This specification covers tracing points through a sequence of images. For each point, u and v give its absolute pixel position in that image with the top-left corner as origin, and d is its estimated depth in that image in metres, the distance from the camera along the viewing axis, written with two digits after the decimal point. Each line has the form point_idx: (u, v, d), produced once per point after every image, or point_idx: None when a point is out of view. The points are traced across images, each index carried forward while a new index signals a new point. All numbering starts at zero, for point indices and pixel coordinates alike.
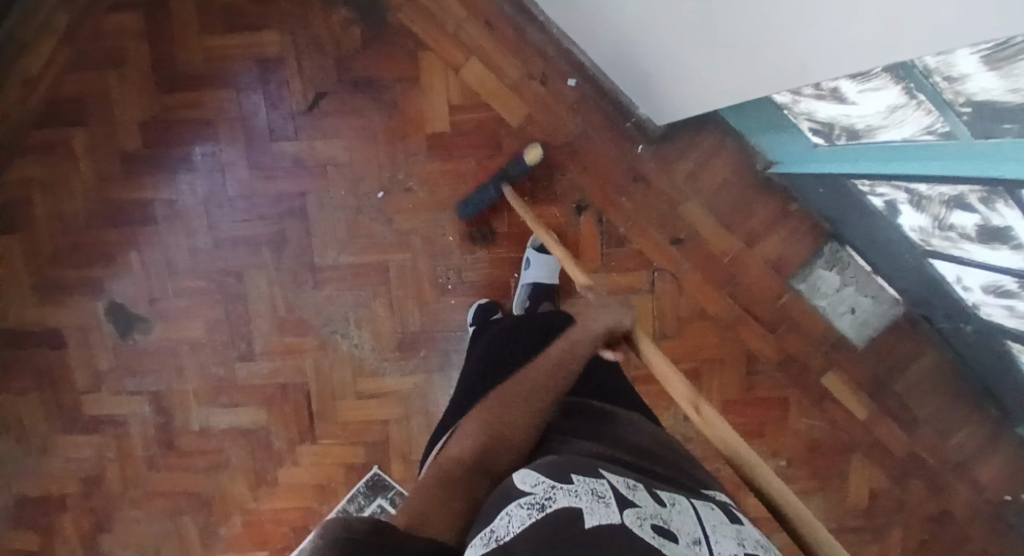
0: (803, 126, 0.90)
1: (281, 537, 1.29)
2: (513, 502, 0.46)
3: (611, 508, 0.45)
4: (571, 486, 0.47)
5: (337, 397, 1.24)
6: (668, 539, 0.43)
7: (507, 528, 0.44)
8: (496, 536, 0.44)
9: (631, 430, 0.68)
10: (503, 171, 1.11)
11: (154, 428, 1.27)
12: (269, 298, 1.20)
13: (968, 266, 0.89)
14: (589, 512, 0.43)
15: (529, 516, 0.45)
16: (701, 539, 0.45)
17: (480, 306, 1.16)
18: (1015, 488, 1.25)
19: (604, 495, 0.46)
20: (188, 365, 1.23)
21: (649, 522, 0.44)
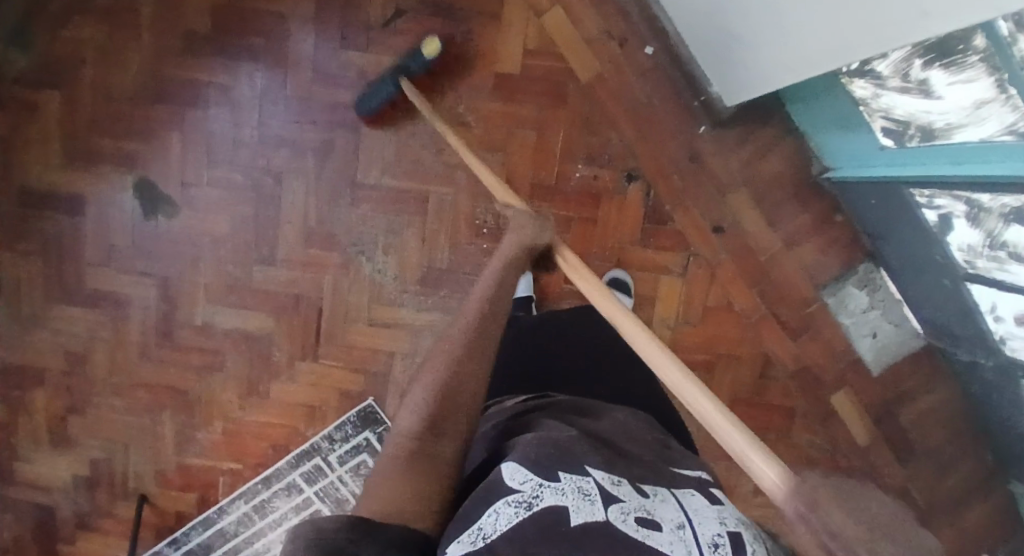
0: (876, 124, 0.92)
1: (259, 455, 1.27)
2: (498, 500, 0.43)
3: (597, 507, 0.42)
4: (558, 483, 0.43)
5: (348, 320, 1.22)
6: (653, 529, 0.41)
7: (494, 527, 0.41)
8: (484, 534, 0.41)
9: (600, 414, 0.63)
10: (401, 64, 1.09)
11: (155, 317, 1.24)
12: (301, 207, 1.18)
13: (1008, 291, 0.89)
14: (573, 510, 0.41)
15: (515, 516, 0.41)
16: (686, 523, 0.43)
17: None
18: (995, 540, 1.26)
19: (591, 494, 0.43)
20: (205, 258, 1.21)
21: (634, 516, 0.42)
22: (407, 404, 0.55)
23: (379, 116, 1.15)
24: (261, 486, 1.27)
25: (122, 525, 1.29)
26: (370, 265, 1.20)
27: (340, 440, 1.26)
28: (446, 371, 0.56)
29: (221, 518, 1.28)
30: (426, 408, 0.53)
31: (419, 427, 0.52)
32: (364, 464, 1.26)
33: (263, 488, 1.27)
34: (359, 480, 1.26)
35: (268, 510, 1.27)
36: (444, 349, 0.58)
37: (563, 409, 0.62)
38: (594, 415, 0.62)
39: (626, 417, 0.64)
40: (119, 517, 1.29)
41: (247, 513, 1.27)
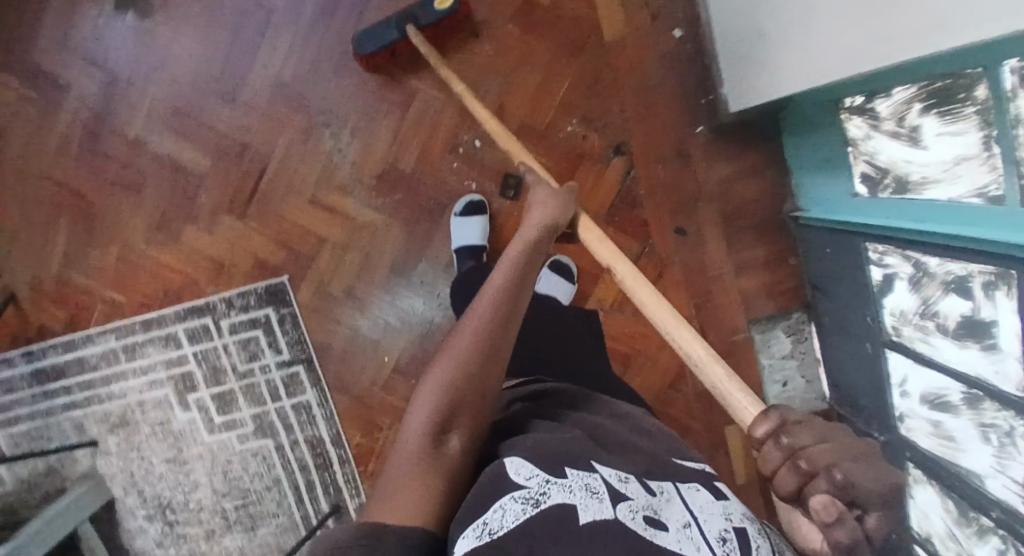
0: (857, 169, 0.95)
1: (149, 296, 1.19)
2: (506, 496, 0.45)
3: (604, 505, 0.44)
4: (564, 481, 0.46)
5: (290, 190, 1.15)
6: (660, 529, 0.43)
7: (501, 524, 0.42)
8: (490, 531, 0.42)
9: (599, 408, 0.69)
10: (411, 12, 1.04)
11: (86, 114, 1.14)
12: (283, 58, 1.12)
13: (922, 365, 0.92)
14: (582, 508, 0.43)
15: (522, 513, 0.43)
16: (692, 523, 0.45)
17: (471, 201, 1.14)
18: None
19: (598, 492, 0.45)
20: (163, 73, 1.12)
21: (642, 516, 0.44)
22: (420, 397, 0.56)
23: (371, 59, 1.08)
24: (138, 328, 1.19)
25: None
26: (332, 142, 1.14)
27: (239, 308, 1.18)
28: (457, 370, 0.56)
29: (86, 346, 1.20)
30: (436, 407, 0.54)
31: (431, 428, 0.53)
32: (254, 341, 1.19)
33: (139, 331, 1.19)
34: (243, 355, 1.20)
35: (137, 354, 1.20)
36: (453, 345, 0.58)
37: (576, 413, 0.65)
38: (594, 408, 0.68)
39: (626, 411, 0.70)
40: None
41: (114, 350, 1.20)
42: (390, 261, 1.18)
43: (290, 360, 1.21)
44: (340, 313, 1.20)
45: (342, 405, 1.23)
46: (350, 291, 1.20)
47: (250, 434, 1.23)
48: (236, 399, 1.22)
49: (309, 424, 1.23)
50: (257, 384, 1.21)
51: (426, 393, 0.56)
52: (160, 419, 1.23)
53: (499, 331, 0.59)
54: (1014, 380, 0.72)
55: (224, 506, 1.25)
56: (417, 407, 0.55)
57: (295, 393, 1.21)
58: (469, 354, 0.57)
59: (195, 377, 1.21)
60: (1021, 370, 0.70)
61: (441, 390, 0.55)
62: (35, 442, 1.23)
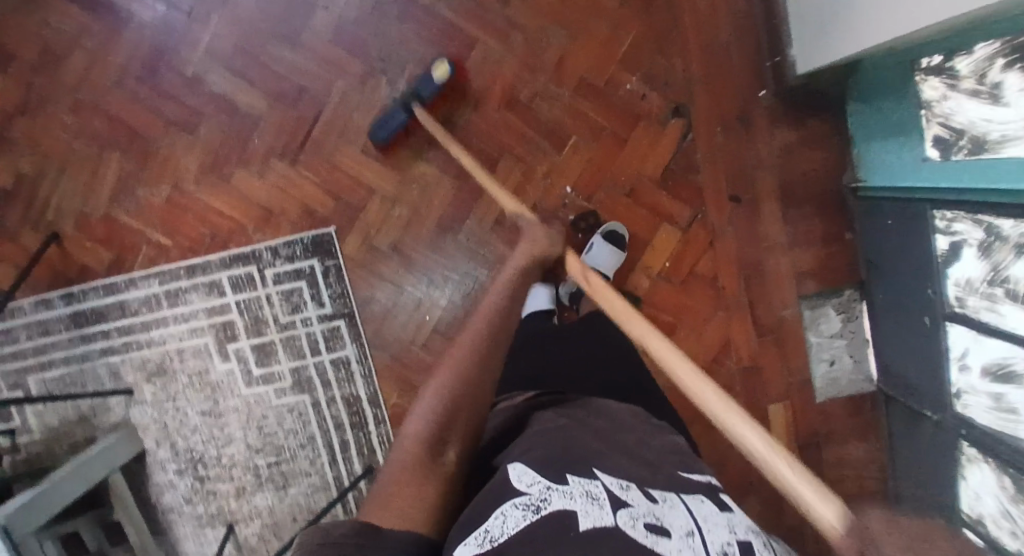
0: (928, 134, 0.93)
1: (194, 238, 1.19)
2: (507, 503, 0.48)
3: (605, 511, 0.47)
4: (567, 488, 0.49)
5: (343, 138, 1.15)
6: (662, 535, 0.45)
7: (501, 530, 0.46)
8: (491, 537, 0.46)
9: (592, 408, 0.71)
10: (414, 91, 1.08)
11: (147, 50, 1.14)
12: (347, 3, 1.11)
13: (987, 336, 0.90)
14: (583, 513, 0.46)
15: (523, 519, 0.46)
16: (694, 531, 0.47)
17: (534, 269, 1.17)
18: None
19: (598, 498, 0.48)
20: (228, 12, 1.13)
21: (642, 522, 0.46)
22: (416, 408, 0.60)
23: (393, 143, 1.15)
24: (183, 273, 1.19)
25: (31, 247, 1.20)
26: (388, 92, 1.13)
27: (284, 257, 1.17)
28: (455, 387, 0.61)
29: (128, 291, 1.20)
30: (433, 415, 0.59)
31: (428, 434, 0.57)
32: (297, 292, 1.18)
33: (183, 276, 1.19)
34: (286, 306, 1.19)
35: (179, 301, 1.20)
36: (448, 363, 0.64)
37: (581, 414, 0.68)
38: (596, 414, 0.69)
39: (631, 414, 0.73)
40: (24, 240, 1.20)
41: (156, 295, 1.20)
42: (437, 218, 1.17)
43: (332, 314, 1.19)
44: (383, 267, 1.19)
45: (381, 362, 1.22)
46: (395, 245, 1.18)
47: (288, 389, 1.22)
48: (276, 351, 1.21)
49: (347, 381, 1.21)
50: (297, 336, 1.20)
51: (424, 405, 0.60)
52: (198, 368, 1.22)
53: (496, 355, 0.65)
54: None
55: (256, 462, 1.24)
56: (415, 417, 0.60)
57: (335, 348, 1.20)
58: (464, 374, 0.62)
59: (236, 326, 1.20)
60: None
61: (437, 401, 0.60)
62: (68, 386, 1.23)
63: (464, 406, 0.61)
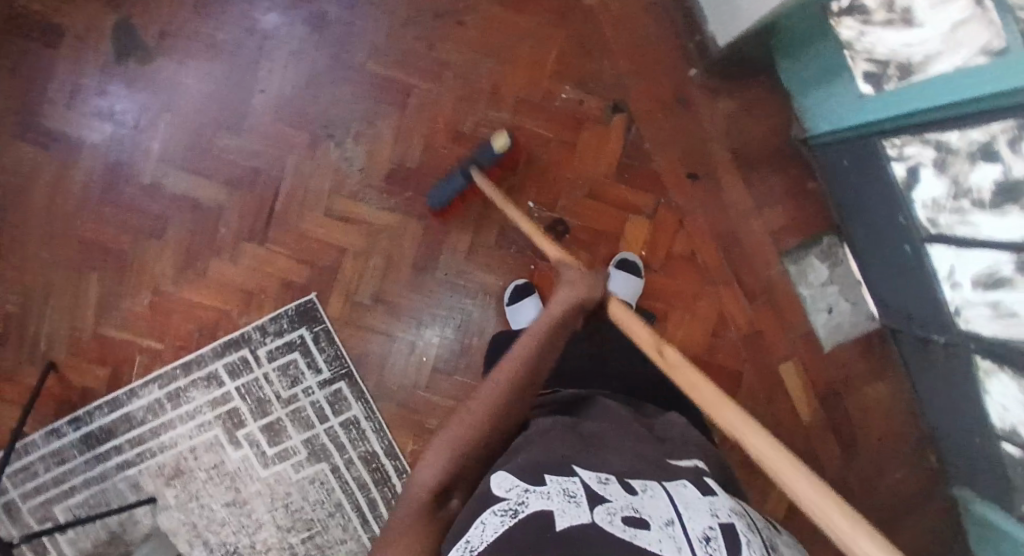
0: (857, 71, 0.93)
1: (184, 336, 1.20)
2: (486, 511, 0.51)
3: (582, 508, 0.49)
4: (544, 489, 0.51)
5: (304, 206, 1.17)
6: (640, 527, 0.48)
7: (480, 539, 0.48)
8: (471, 547, 0.48)
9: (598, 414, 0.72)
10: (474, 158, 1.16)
11: (103, 167, 1.17)
12: (280, 79, 1.14)
13: (969, 249, 0.90)
14: (560, 513, 0.48)
15: (501, 524, 0.49)
16: (675, 520, 0.50)
17: (516, 286, 1.18)
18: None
19: (575, 496, 0.50)
20: (170, 114, 1.16)
21: (620, 516, 0.49)
22: (429, 449, 0.56)
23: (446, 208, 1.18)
24: (179, 372, 1.20)
25: (32, 383, 1.21)
26: (338, 153, 1.16)
27: (274, 334, 1.18)
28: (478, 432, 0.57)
29: (130, 401, 1.21)
30: (445, 464, 0.55)
31: (437, 486, 0.54)
32: (293, 365, 1.19)
33: (180, 375, 1.20)
34: (285, 381, 1.20)
35: (181, 400, 1.21)
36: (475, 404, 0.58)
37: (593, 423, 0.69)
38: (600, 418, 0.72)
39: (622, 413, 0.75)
40: (24, 378, 1.21)
41: (158, 400, 1.21)
42: (413, 261, 1.19)
43: (331, 378, 1.20)
44: (371, 320, 1.20)
45: (390, 414, 1.21)
46: (378, 297, 1.19)
47: (304, 461, 1.22)
48: (285, 428, 1.21)
49: (360, 440, 1.21)
50: (303, 408, 1.20)
51: (437, 447, 0.56)
52: (213, 462, 1.22)
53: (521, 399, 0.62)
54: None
55: (290, 541, 1.23)
56: (430, 456, 0.56)
57: (341, 411, 1.20)
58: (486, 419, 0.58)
59: (241, 413, 1.21)
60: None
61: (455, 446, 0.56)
62: (93, 508, 1.22)
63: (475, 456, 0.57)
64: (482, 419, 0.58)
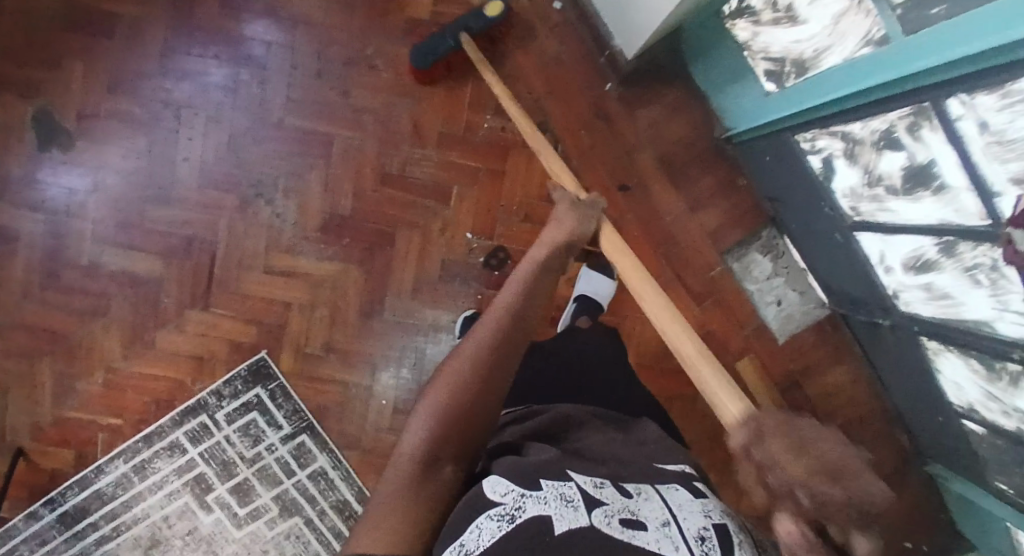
0: (759, 70, 0.93)
1: (142, 410, 1.20)
2: (481, 514, 0.44)
3: (580, 512, 0.45)
4: (539, 492, 0.46)
5: (243, 267, 1.17)
6: (637, 529, 0.44)
7: (477, 543, 0.42)
8: (466, 550, 0.41)
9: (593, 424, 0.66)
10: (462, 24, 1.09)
11: (42, 254, 1.18)
12: (201, 146, 1.15)
13: (891, 235, 0.90)
14: (557, 518, 0.43)
15: (499, 530, 0.43)
16: (670, 520, 0.46)
17: (465, 318, 1.16)
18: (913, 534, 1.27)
19: (573, 499, 0.46)
20: (100, 194, 1.16)
21: (618, 518, 0.45)
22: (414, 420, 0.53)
23: (431, 71, 1.13)
24: (142, 445, 1.20)
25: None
26: (269, 210, 1.16)
27: (229, 397, 1.18)
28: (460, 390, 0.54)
29: (99, 478, 1.20)
30: (433, 428, 0.52)
31: (425, 450, 0.50)
32: (253, 424, 1.19)
33: (143, 448, 1.20)
34: (246, 442, 1.19)
35: (147, 472, 1.20)
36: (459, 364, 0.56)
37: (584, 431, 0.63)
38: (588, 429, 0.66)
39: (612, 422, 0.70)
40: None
41: (126, 473, 1.20)
42: (358, 307, 1.19)
43: (293, 432, 1.20)
44: (325, 370, 1.19)
45: (356, 460, 1.20)
46: (329, 346, 1.19)
47: (277, 517, 1.20)
48: (253, 486, 1.20)
49: (330, 489, 1.19)
50: (268, 465, 1.20)
51: (424, 414, 0.53)
52: (187, 528, 1.20)
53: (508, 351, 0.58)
54: (976, 213, 0.72)
55: None
56: (414, 426, 0.53)
57: (307, 463, 1.20)
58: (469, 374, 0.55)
59: (208, 477, 1.20)
60: (979, 200, 0.71)
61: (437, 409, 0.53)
62: None
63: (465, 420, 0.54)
64: (464, 376, 0.55)
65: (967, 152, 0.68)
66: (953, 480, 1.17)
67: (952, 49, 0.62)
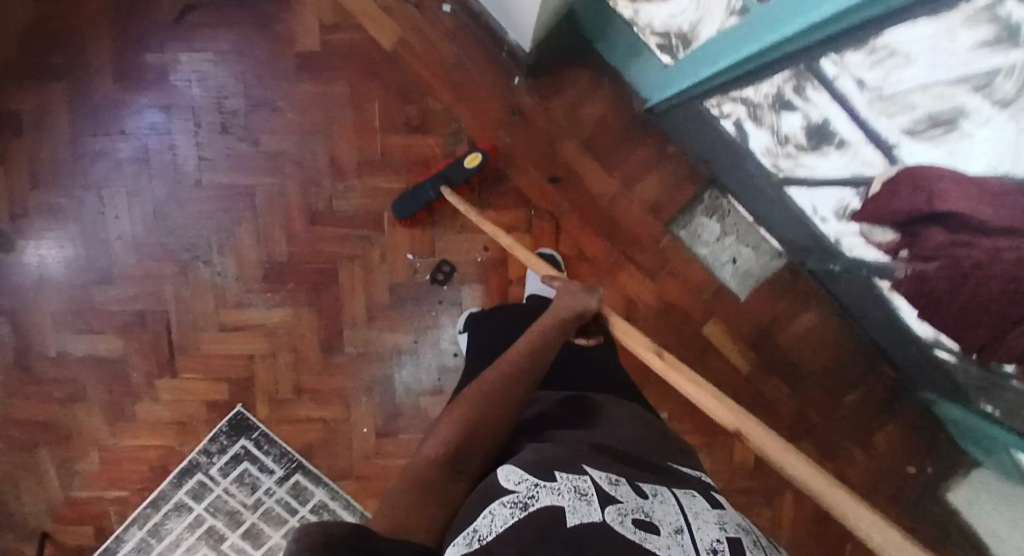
0: (652, 44, 0.92)
1: (140, 479, 1.21)
2: (495, 502, 0.44)
3: (593, 506, 0.43)
4: (554, 483, 0.45)
5: (198, 329, 1.19)
6: (650, 531, 0.42)
7: (490, 528, 0.42)
8: (480, 536, 0.41)
9: (620, 423, 0.65)
10: (443, 173, 1.10)
11: (11, 352, 1.20)
12: (130, 222, 1.17)
13: (815, 188, 0.85)
14: (570, 510, 0.42)
15: (512, 516, 0.42)
16: (684, 527, 0.44)
17: (470, 315, 1.14)
18: (916, 461, 1.23)
19: (587, 493, 0.44)
20: (50, 285, 1.19)
21: (631, 518, 0.43)
22: (435, 430, 0.57)
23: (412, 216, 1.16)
24: (151, 510, 1.21)
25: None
26: (210, 270, 1.17)
27: (218, 452, 1.20)
28: (481, 407, 0.58)
29: (121, 546, 1.20)
30: (451, 438, 0.55)
31: (442, 451, 0.53)
32: (247, 473, 1.20)
33: (153, 512, 1.21)
34: (246, 490, 1.20)
35: (162, 533, 1.20)
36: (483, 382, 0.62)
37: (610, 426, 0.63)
38: (611, 422, 0.65)
39: (631, 415, 0.69)
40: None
41: (144, 538, 1.20)
42: (318, 347, 1.19)
43: (286, 473, 1.20)
44: (302, 411, 1.21)
45: (353, 489, 1.20)
46: (300, 389, 1.20)
47: None
48: (263, 529, 1.20)
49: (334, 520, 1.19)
50: (271, 508, 1.20)
51: (442, 427, 0.57)
52: None
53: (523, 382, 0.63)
54: (878, 163, 0.65)
55: None
56: (434, 435, 0.56)
57: (306, 499, 1.20)
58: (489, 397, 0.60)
59: (219, 528, 1.20)
60: (876, 149, 0.65)
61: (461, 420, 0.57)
62: None
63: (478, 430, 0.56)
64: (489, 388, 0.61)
65: (853, 109, 0.64)
66: (944, 404, 1.13)
67: (806, 15, 0.59)
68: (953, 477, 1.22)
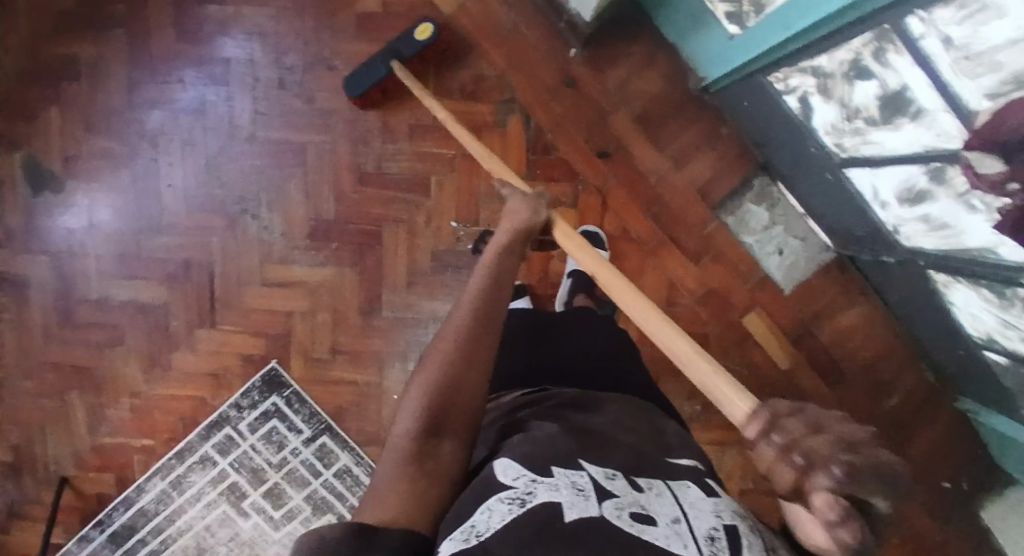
0: (719, 12, 0.92)
1: (170, 428, 1.21)
2: (492, 497, 0.41)
3: (591, 502, 0.41)
4: (552, 479, 0.42)
5: (241, 283, 1.20)
6: (647, 524, 0.40)
7: (488, 524, 0.39)
8: (477, 532, 0.38)
9: (611, 411, 0.61)
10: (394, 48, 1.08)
11: (54, 295, 1.22)
12: (182, 172, 1.18)
13: (881, 168, 0.83)
14: (569, 505, 0.40)
15: (510, 513, 0.39)
16: (681, 517, 0.42)
17: None
18: (955, 472, 1.19)
19: (585, 489, 0.41)
20: (99, 230, 1.20)
21: (629, 512, 0.41)
22: (406, 400, 0.50)
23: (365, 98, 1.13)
24: (175, 461, 1.20)
25: (43, 519, 1.22)
26: (257, 225, 1.19)
27: (248, 407, 1.20)
28: (459, 358, 0.51)
29: (140, 497, 1.20)
30: (426, 400, 0.48)
31: (418, 424, 0.47)
32: (276, 431, 1.20)
33: (177, 465, 1.20)
34: (272, 448, 1.20)
35: (184, 486, 1.20)
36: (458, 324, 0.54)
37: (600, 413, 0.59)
38: (602, 410, 0.61)
39: (626, 403, 0.65)
40: (33, 514, 1.22)
41: (165, 490, 1.20)
42: (357, 308, 1.20)
43: (314, 434, 1.20)
44: (335, 371, 1.20)
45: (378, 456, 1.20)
46: (336, 348, 1.20)
47: (312, 516, 1.18)
48: (284, 490, 1.19)
49: (357, 485, 1.19)
50: (295, 468, 1.20)
51: (413, 391, 0.50)
52: (229, 534, 1.19)
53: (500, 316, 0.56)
54: (959, 134, 0.64)
55: None
56: (406, 406, 0.49)
57: (331, 463, 1.19)
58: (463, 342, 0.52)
59: (241, 485, 1.20)
60: (955, 117, 0.63)
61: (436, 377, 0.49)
62: None
63: (461, 393, 0.50)
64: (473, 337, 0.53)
65: (935, 72, 0.63)
66: (986, 413, 1.10)
67: None
68: (989, 492, 1.18)
